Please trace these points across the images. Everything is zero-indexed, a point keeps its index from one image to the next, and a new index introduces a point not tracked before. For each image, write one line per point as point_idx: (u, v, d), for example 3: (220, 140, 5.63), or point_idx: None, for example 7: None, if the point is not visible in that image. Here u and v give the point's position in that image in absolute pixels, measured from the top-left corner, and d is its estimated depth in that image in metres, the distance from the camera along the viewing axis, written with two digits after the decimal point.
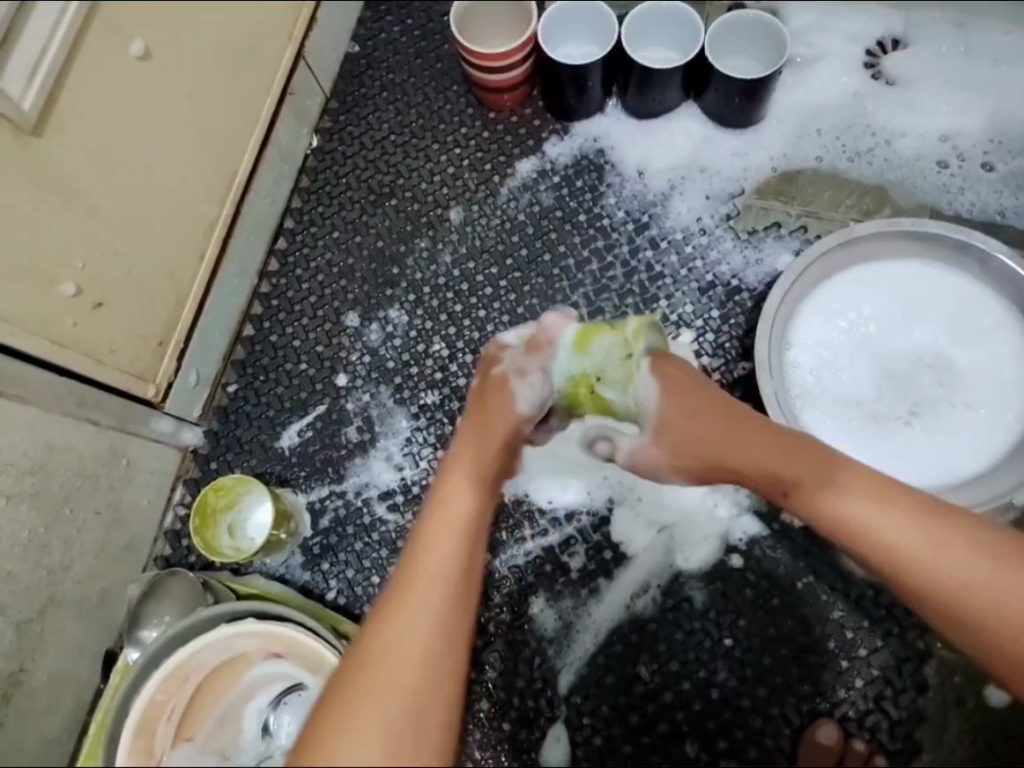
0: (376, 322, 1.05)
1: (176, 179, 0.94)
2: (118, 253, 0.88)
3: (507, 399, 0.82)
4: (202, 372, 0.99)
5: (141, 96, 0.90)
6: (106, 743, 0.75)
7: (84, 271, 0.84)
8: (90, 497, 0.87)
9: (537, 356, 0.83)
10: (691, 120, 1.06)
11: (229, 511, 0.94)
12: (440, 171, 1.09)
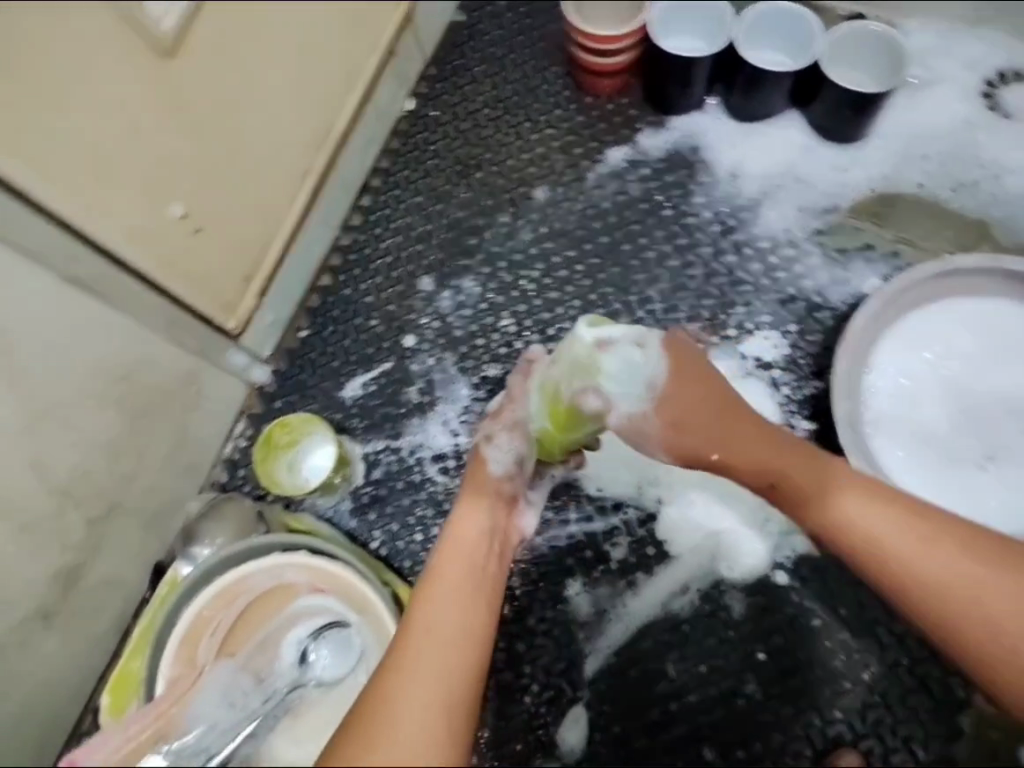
0: (449, 290, 1.07)
1: (282, 123, 0.97)
2: (223, 184, 0.90)
3: (478, 466, 0.81)
4: (279, 314, 1.03)
5: (262, 36, 0.92)
6: (153, 646, 0.85)
7: (190, 195, 0.87)
8: (162, 416, 0.90)
9: (517, 404, 0.81)
10: (792, 130, 1.05)
11: (297, 447, 0.96)
12: (530, 150, 1.10)
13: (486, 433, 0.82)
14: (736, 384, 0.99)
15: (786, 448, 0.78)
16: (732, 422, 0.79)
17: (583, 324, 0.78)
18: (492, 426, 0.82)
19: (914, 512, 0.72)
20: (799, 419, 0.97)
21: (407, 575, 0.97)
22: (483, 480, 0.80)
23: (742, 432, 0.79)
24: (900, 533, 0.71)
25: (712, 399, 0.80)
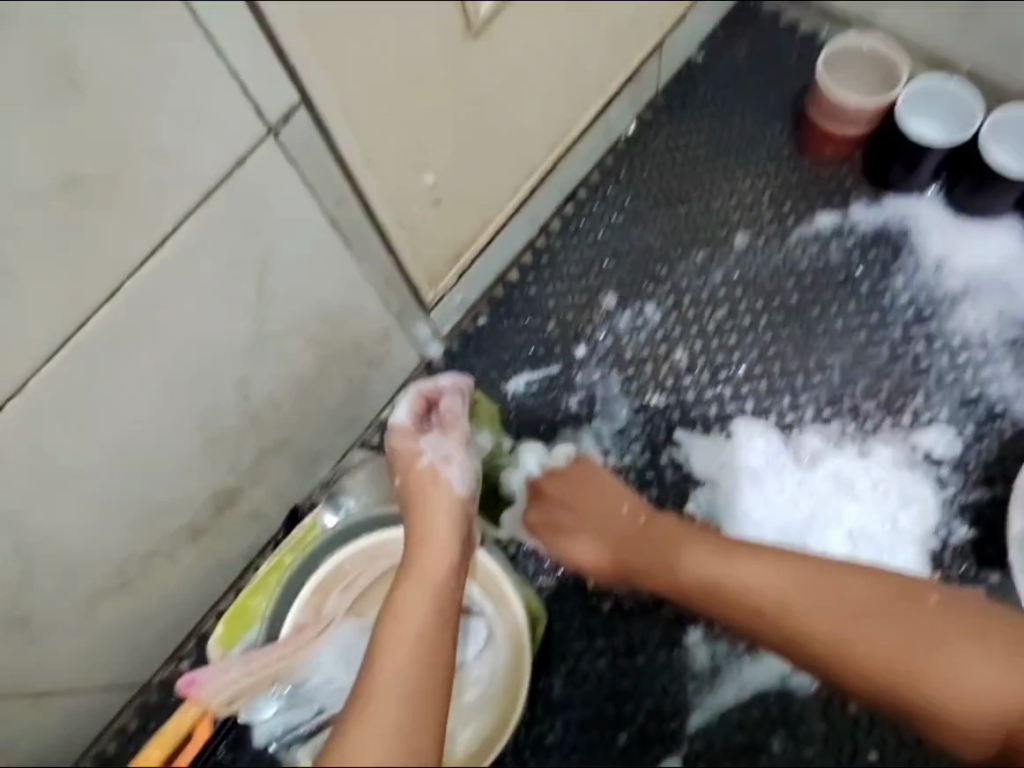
0: (629, 310, 1.07)
1: (538, 118, 0.95)
2: (472, 166, 0.90)
3: (438, 488, 0.81)
4: (466, 297, 1.06)
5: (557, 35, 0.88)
6: (285, 588, 0.87)
7: (442, 169, 0.86)
8: (350, 366, 0.93)
9: (454, 434, 0.85)
10: (1010, 236, 1.03)
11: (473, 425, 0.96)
12: (737, 196, 1.11)
13: (444, 456, 0.83)
14: (901, 474, 0.96)
15: (761, 566, 0.77)
16: (670, 554, 0.82)
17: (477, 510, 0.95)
18: (448, 448, 0.84)
19: (867, 597, 0.74)
20: (958, 526, 0.94)
21: (529, 579, 0.97)
22: (440, 504, 0.80)
23: (686, 559, 0.81)
24: (861, 621, 0.73)
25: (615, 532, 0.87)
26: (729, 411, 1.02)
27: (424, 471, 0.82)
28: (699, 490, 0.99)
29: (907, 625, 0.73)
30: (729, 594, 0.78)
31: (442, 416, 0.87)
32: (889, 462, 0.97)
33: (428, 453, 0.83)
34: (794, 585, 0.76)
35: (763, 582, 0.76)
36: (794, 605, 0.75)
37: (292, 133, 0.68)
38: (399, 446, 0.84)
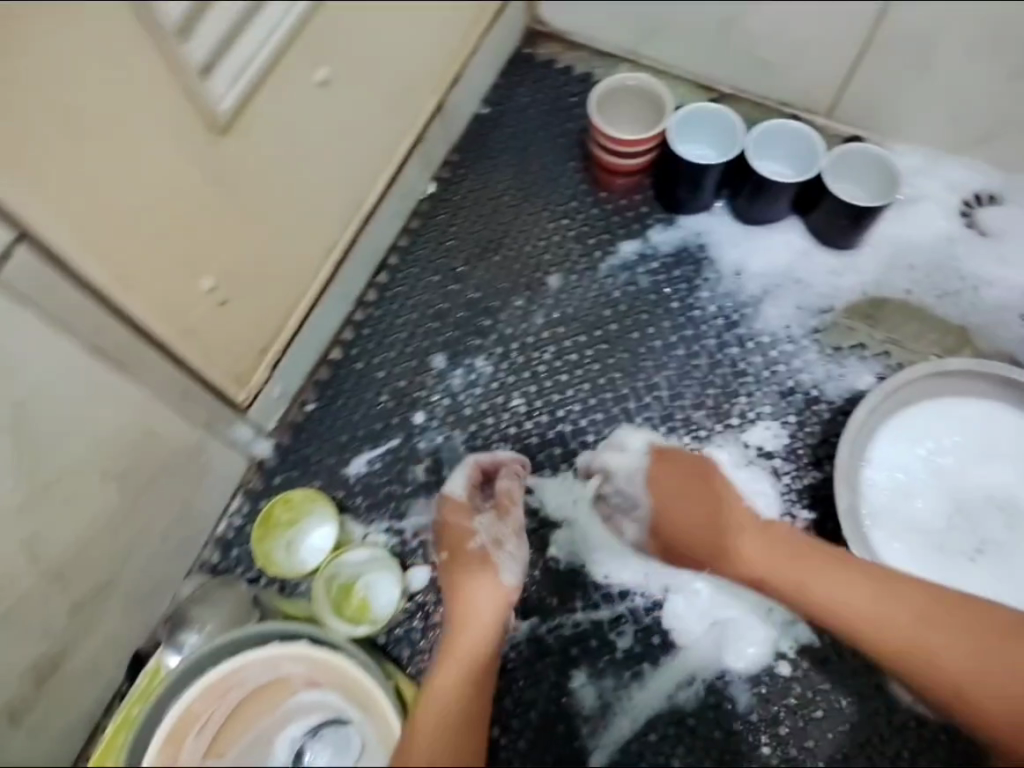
0: (461, 368, 1.08)
1: (319, 200, 0.95)
2: (255, 262, 0.88)
3: (486, 570, 0.89)
4: (287, 387, 1.04)
5: (317, 116, 0.88)
6: (129, 752, 0.78)
7: (221, 269, 0.83)
8: (167, 490, 0.89)
9: (508, 520, 0.94)
10: (794, 231, 1.11)
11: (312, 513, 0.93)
12: (545, 238, 1.14)
13: (497, 541, 0.92)
14: (738, 472, 1.01)
15: (787, 552, 0.86)
16: (753, 536, 0.88)
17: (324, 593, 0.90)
18: (499, 533, 0.92)
19: (916, 589, 0.81)
20: (798, 512, 0.98)
21: (406, 664, 0.95)
22: (482, 588, 0.88)
23: (759, 545, 0.87)
24: (909, 616, 0.80)
25: (755, 526, 0.88)
26: (573, 446, 1.04)
27: (476, 550, 0.91)
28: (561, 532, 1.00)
29: (948, 622, 0.79)
30: (772, 571, 0.85)
31: (500, 498, 0.96)
32: (725, 464, 1.01)
33: (480, 534, 0.92)
34: (892, 600, 0.81)
35: (870, 599, 0.81)
36: (889, 615, 0.81)
37: (16, 270, 0.64)
38: (449, 522, 0.94)
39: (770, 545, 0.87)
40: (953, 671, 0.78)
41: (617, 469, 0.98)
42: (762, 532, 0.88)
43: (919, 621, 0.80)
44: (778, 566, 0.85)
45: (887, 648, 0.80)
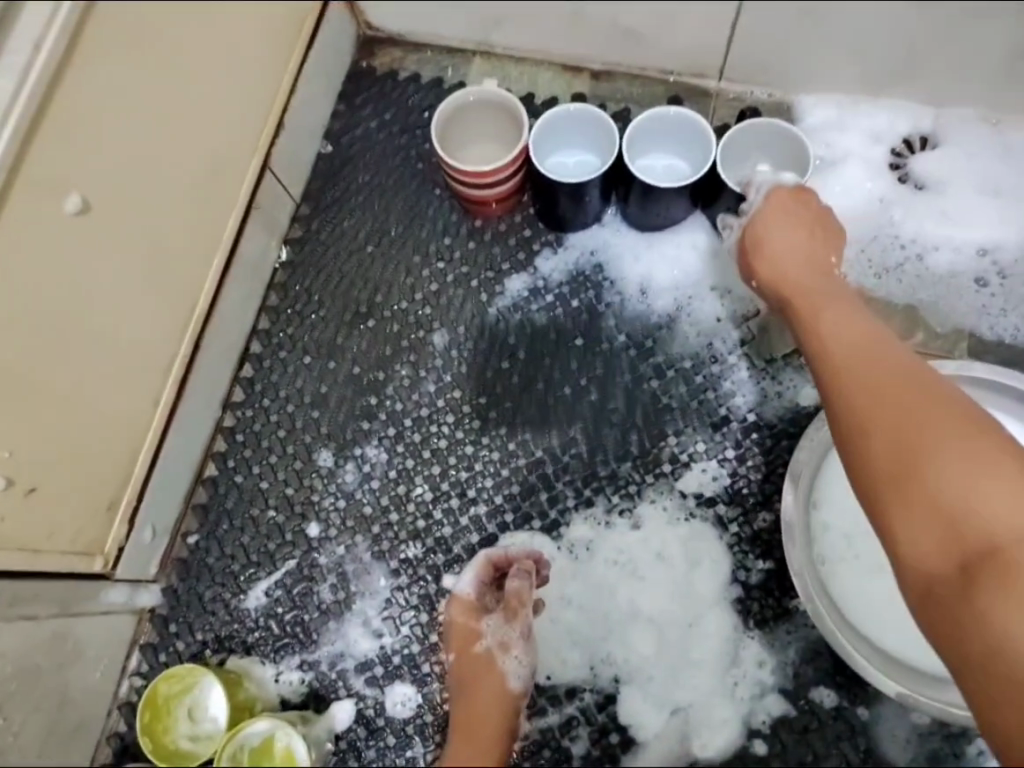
0: (351, 461, 0.95)
1: (129, 329, 0.84)
2: (60, 425, 0.79)
3: (495, 682, 0.78)
4: (159, 524, 0.91)
5: (85, 247, 0.80)
6: None
7: (14, 462, 0.74)
8: (31, 694, 0.79)
9: (516, 624, 0.81)
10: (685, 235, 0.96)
11: (202, 672, 0.82)
12: (421, 288, 0.99)
13: (504, 644, 0.81)
14: (678, 531, 0.88)
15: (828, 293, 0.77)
16: (792, 250, 0.81)
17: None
18: (507, 635, 0.81)
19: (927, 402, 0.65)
20: (752, 563, 0.86)
21: None
22: (488, 694, 0.78)
23: (807, 281, 0.79)
24: (913, 388, 0.66)
25: (800, 257, 0.81)
26: (491, 531, 0.91)
27: (482, 652, 0.80)
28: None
29: (942, 437, 0.63)
30: (779, 274, 0.81)
31: (508, 596, 0.82)
32: (660, 523, 0.89)
33: (487, 635, 0.81)
34: (890, 365, 0.68)
35: (868, 343, 0.71)
36: (881, 369, 0.68)
37: None
38: (457, 618, 0.82)
39: (800, 260, 0.81)
40: (892, 426, 0.64)
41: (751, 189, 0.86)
42: (812, 267, 0.80)
43: (904, 397, 0.66)
44: (794, 282, 0.79)
45: (852, 395, 0.68)
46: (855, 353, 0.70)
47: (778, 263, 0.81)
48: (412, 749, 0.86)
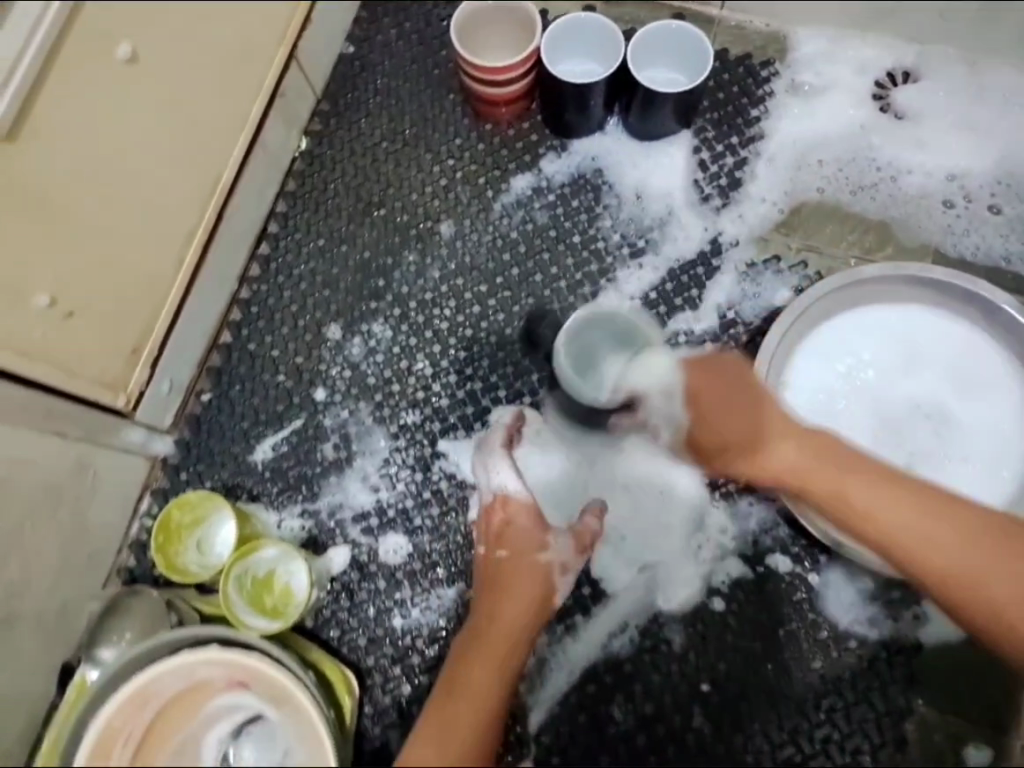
0: (359, 335, 1.02)
1: (160, 187, 0.92)
2: (97, 260, 0.86)
3: (546, 590, 0.83)
4: (176, 380, 0.97)
5: (130, 105, 0.90)
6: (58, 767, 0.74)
7: (56, 280, 0.83)
8: (52, 514, 0.84)
9: (579, 555, 0.86)
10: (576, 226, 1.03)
11: (218, 502, 0.90)
12: (432, 182, 1.06)
13: (564, 564, 0.85)
14: None
15: (792, 435, 0.76)
16: (736, 409, 0.78)
17: (233, 588, 0.86)
18: (568, 560, 0.85)
19: (935, 509, 0.72)
20: None
21: (337, 647, 0.92)
22: (531, 602, 0.81)
23: (769, 432, 0.77)
24: (922, 510, 0.72)
25: (743, 411, 0.78)
26: (484, 403, 0.99)
27: (543, 562, 0.84)
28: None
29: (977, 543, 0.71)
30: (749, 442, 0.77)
31: (585, 528, 0.87)
32: None
33: (552, 550, 0.85)
34: (871, 483, 0.74)
35: (851, 479, 0.74)
36: (933, 532, 0.72)
37: None
38: (521, 524, 0.85)
39: (752, 411, 0.78)
40: (939, 561, 0.72)
41: (649, 399, 0.85)
42: (759, 413, 0.78)
43: (971, 549, 0.71)
44: (760, 434, 0.77)
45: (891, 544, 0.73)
46: (857, 495, 0.74)
47: (774, 453, 0.76)
48: (401, 592, 0.93)
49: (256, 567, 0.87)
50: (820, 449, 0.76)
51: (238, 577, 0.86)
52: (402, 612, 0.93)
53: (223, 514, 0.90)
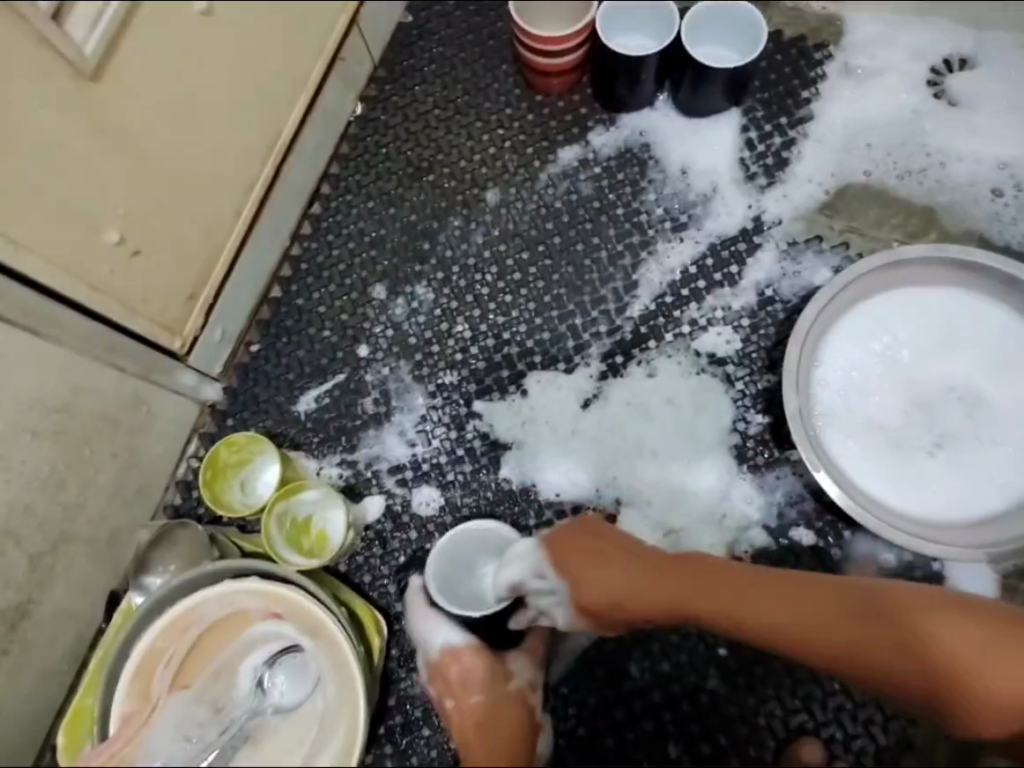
0: (402, 296, 1.05)
1: (225, 139, 0.95)
2: (162, 205, 0.90)
3: (526, 714, 0.83)
4: (228, 329, 1.02)
5: (207, 53, 0.91)
6: (105, 683, 0.78)
7: (125, 218, 0.86)
8: (108, 443, 0.90)
9: (536, 669, 0.87)
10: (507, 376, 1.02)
11: (264, 446, 0.94)
12: (480, 150, 1.09)
13: (530, 683, 0.85)
14: (688, 381, 0.98)
15: (683, 573, 0.77)
16: (626, 588, 0.78)
17: (274, 526, 0.90)
18: (533, 675, 0.86)
19: (833, 597, 0.75)
20: (752, 415, 0.96)
21: (368, 591, 0.96)
22: (517, 726, 0.81)
23: (663, 588, 0.77)
24: (825, 607, 0.75)
25: (624, 592, 0.78)
26: (520, 367, 1.01)
27: (512, 691, 0.84)
28: (529, 458, 0.98)
29: (883, 618, 0.74)
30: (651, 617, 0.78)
31: (534, 642, 0.88)
32: (674, 374, 0.98)
33: (516, 676, 0.85)
34: (771, 591, 0.76)
35: (755, 596, 0.75)
36: (838, 623, 0.74)
37: None
38: (467, 658, 0.84)
39: (638, 578, 0.78)
40: (864, 646, 0.73)
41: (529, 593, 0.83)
42: (647, 583, 0.77)
43: (880, 627, 0.73)
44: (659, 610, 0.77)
45: (812, 646, 0.74)
46: (762, 609, 0.75)
47: (641, 597, 0.77)
48: (431, 543, 0.97)
49: (296, 511, 0.92)
50: (713, 581, 0.76)
51: (280, 516, 0.91)
52: None
53: (270, 457, 0.94)
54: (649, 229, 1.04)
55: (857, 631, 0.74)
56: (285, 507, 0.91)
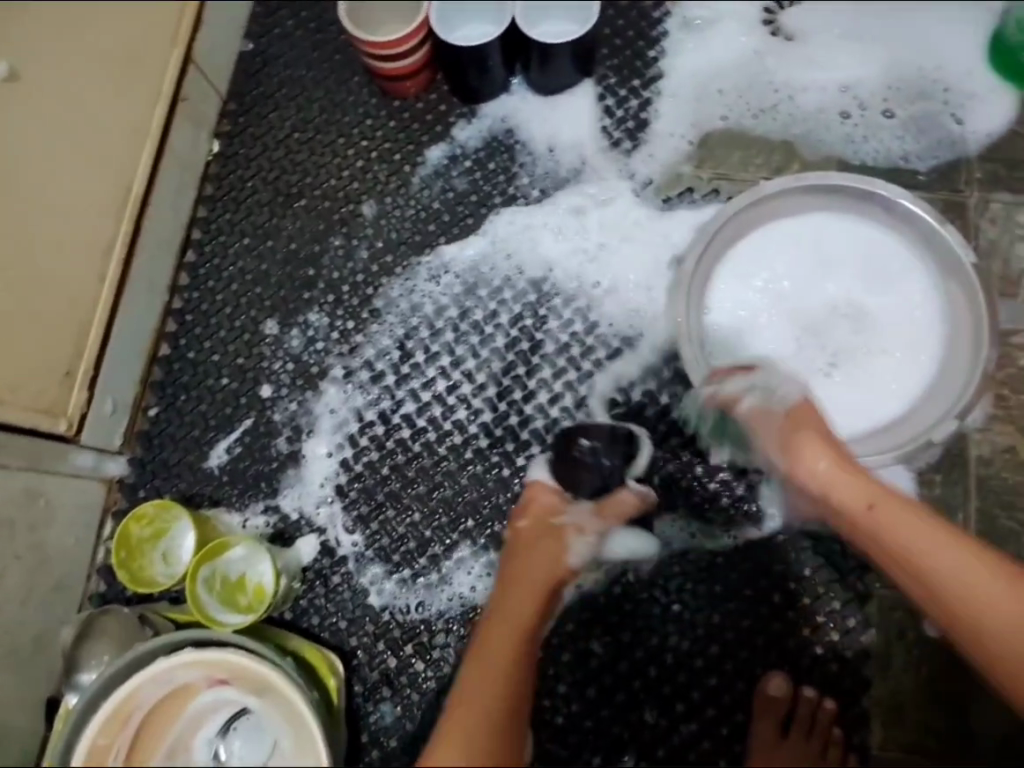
0: (296, 327, 1.03)
1: (68, 204, 0.89)
2: (10, 288, 0.84)
3: (559, 548, 0.81)
4: (119, 399, 0.97)
5: (27, 119, 0.86)
6: None
7: None
8: (8, 547, 0.84)
9: (603, 521, 0.84)
10: (519, 303, 1.01)
11: (176, 511, 0.90)
12: (348, 166, 1.06)
13: (579, 525, 0.83)
14: (595, 353, 0.99)
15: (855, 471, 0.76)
16: (810, 449, 0.77)
17: (202, 592, 0.87)
18: (586, 522, 0.83)
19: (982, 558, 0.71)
20: (660, 373, 0.97)
21: (318, 631, 0.94)
22: (544, 558, 0.80)
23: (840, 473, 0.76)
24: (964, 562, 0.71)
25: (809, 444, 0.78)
26: (429, 373, 1.00)
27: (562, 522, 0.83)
28: (457, 462, 0.97)
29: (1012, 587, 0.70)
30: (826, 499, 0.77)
31: (615, 501, 0.85)
32: (580, 349, 0.99)
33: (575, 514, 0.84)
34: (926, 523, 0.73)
35: (913, 516, 0.74)
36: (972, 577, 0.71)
37: None
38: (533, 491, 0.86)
39: (828, 456, 0.77)
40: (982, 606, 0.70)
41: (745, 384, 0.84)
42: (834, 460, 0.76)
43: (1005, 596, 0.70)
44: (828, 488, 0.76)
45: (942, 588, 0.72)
46: (914, 536, 0.73)
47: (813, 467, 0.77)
48: (374, 569, 0.95)
49: (223, 569, 0.88)
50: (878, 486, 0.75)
51: (206, 579, 0.87)
52: (378, 588, 0.94)
53: (183, 522, 0.91)
54: (529, 212, 1.03)
55: (984, 591, 0.70)
56: (210, 568, 0.88)
